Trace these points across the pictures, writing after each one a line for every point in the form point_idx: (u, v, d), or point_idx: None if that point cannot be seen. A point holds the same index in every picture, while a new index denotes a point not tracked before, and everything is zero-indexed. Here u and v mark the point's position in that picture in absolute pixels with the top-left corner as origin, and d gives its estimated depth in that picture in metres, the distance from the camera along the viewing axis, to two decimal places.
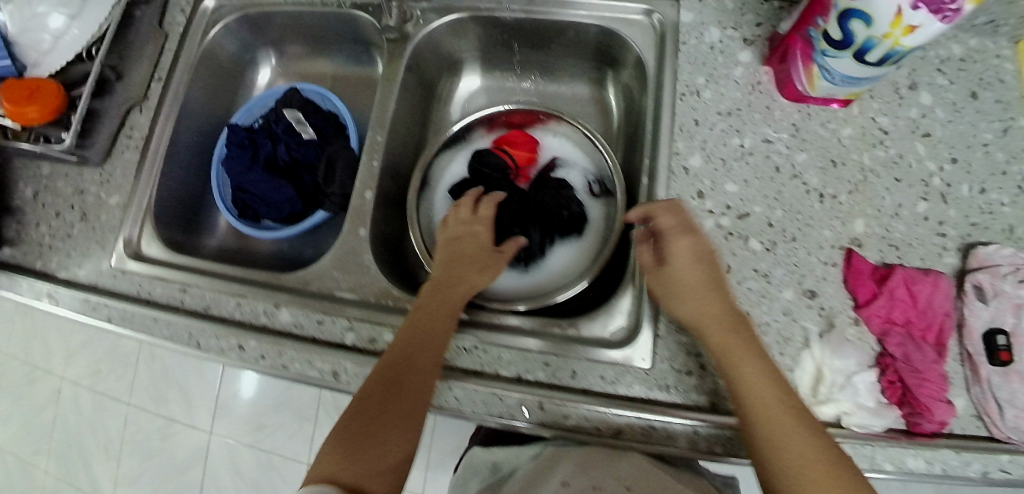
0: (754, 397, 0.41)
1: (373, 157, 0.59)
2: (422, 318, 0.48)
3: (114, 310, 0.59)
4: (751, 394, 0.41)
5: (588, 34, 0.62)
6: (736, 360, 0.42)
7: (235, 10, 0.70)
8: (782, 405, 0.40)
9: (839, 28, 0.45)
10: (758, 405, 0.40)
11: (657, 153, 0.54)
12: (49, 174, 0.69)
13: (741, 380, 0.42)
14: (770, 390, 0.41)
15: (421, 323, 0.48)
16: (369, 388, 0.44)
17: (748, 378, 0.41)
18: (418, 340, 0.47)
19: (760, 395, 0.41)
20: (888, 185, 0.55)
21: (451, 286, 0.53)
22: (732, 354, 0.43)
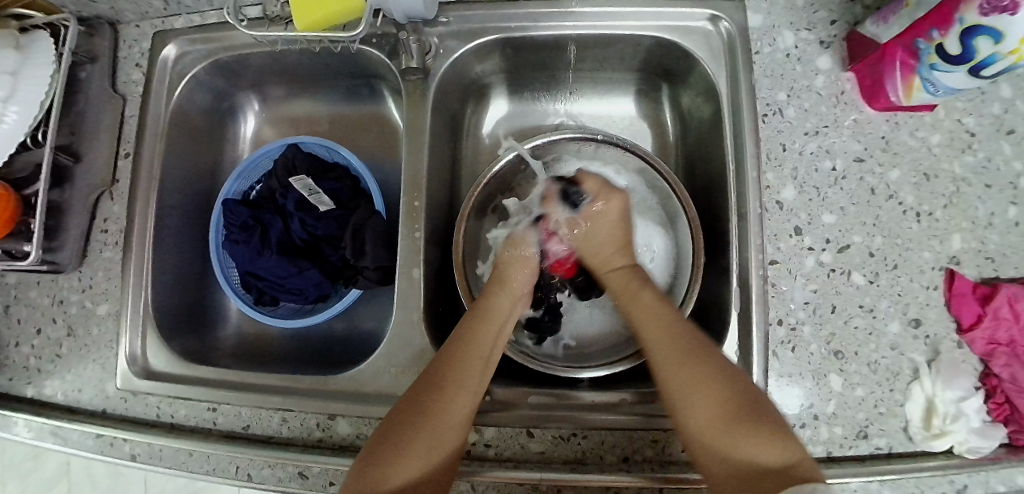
0: (685, 392, 0.41)
1: (416, 230, 0.53)
2: (458, 364, 0.44)
3: (137, 446, 0.51)
4: (688, 393, 0.41)
5: (640, 46, 0.56)
6: (669, 355, 0.44)
7: (203, 57, 0.59)
8: (722, 386, 0.41)
9: (959, 42, 0.40)
10: (682, 390, 0.41)
11: (745, 188, 0.50)
12: (14, 283, 0.57)
13: (669, 364, 0.43)
14: (702, 372, 0.42)
15: (447, 370, 0.44)
16: (403, 409, 0.42)
17: (679, 366, 0.42)
18: (455, 387, 0.43)
19: (688, 381, 0.41)
20: (979, 193, 0.52)
21: (490, 329, 0.48)
22: (677, 344, 0.44)
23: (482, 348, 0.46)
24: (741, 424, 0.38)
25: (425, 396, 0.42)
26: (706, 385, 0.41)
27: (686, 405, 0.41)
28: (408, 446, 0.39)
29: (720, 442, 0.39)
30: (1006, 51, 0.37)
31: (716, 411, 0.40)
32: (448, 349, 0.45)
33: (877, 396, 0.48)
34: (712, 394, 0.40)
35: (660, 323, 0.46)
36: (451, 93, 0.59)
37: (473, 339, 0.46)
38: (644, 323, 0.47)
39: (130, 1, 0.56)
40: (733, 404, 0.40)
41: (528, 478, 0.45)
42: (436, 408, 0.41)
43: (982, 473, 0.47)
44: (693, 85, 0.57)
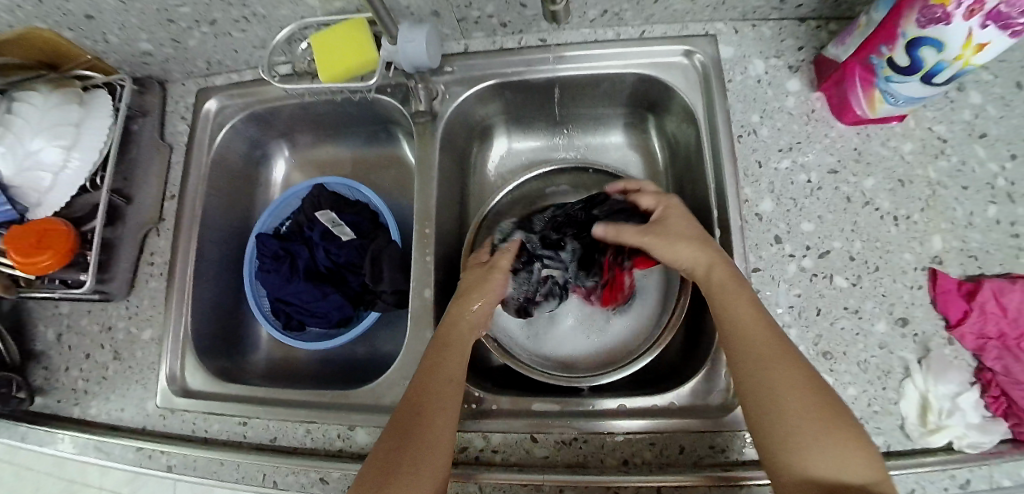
0: (777, 390, 0.40)
1: (427, 252, 0.58)
2: (425, 405, 0.44)
3: (174, 457, 0.56)
4: (778, 387, 0.40)
5: (625, 82, 0.62)
6: (768, 360, 0.41)
7: (240, 110, 0.67)
8: (816, 388, 0.40)
9: (906, 55, 0.44)
10: (773, 391, 0.40)
11: (726, 202, 0.54)
12: (69, 313, 0.64)
13: (776, 360, 0.41)
14: (805, 371, 0.41)
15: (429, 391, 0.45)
16: (379, 458, 0.41)
17: (771, 360, 0.41)
18: (427, 426, 0.43)
19: (772, 379, 0.40)
20: (956, 195, 0.54)
21: (458, 341, 0.50)
22: (757, 343, 0.42)
23: (450, 379, 0.47)
24: (829, 430, 0.38)
25: (398, 440, 0.42)
26: (796, 383, 0.40)
27: (775, 400, 0.40)
28: (390, 492, 0.39)
29: (790, 453, 0.38)
30: (951, 58, 0.41)
31: (806, 417, 0.39)
32: (413, 392, 0.45)
33: (871, 395, 0.49)
34: (801, 401, 0.39)
35: (751, 326, 0.43)
36: (459, 132, 0.65)
37: (439, 372, 0.47)
38: (744, 322, 0.44)
39: (178, 63, 0.65)
40: (828, 407, 0.39)
41: (533, 479, 0.48)
42: (410, 453, 0.41)
43: (984, 468, 0.48)
44: (674, 112, 0.62)
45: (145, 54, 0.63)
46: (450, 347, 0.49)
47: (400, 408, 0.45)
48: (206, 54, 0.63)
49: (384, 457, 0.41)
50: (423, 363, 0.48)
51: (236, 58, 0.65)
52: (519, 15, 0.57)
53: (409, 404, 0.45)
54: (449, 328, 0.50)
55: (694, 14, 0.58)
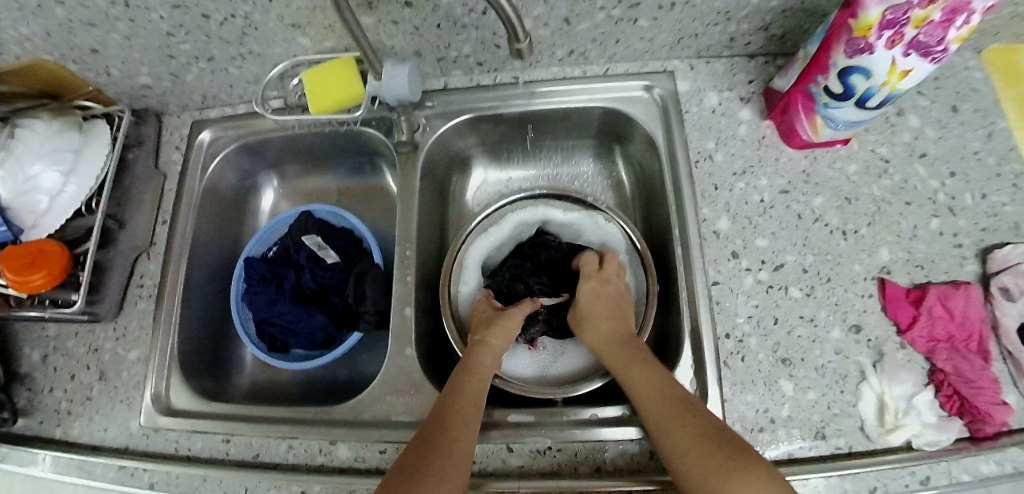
0: (681, 456, 0.42)
1: (407, 270, 0.61)
2: (445, 442, 0.45)
3: (157, 473, 0.56)
4: (679, 451, 0.43)
5: (591, 115, 0.67)
6: (660, 419, 0.45)
7: (232, 141, 0.71)
8: (711, 451, 0.41)
9: (839, 82, 0.49)
10: (668, 446, 0.44)
11: (687, 220, 0.58)
12: (57, 335, 0.65)
13: (665, 424, 0.45)
14: (696, 427, 0.43)
15: (446, 425, 0.46)
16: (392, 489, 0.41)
17: (672, 422, 0.44)
18: (448, 462, 0.44)
19: (679, 446, 0.43)
20: (900, 210, 0.58)
21: (480, 376, 0.52)
22: (661, 408, 0.46)
23: (472, 415, 0.48)
24: (739, 474, 0.39)
25: (412, 470, 0.43)
26: (698, 441, 0.42)
27: (687, 461, 0.42)
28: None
29: (720, 490, 0.39)
30: (880, 82, 0.47)
31: (717, 462, 0.40)
32: (431, 425, 0.47)
33: (830, 398, 0.51)
34: (703, 452, 0.41)
35: (644, 399, 0.47)
36: (438, 162, 0.69)
37: (457, 404, 0.49)
38: (638, 389, 0.48)
39: (176, 97, 0.69)
40: (728, 453, 0.41)
41: (508, 487, 0.49)
42: (430, 482, 0.42)
43: (943, 465, 0.50)
44: (637, 140, 0.67)
45: (144, 88, 0.67)
46: (472, 380, 0.51)
47: (415, 444, 0.46)
48: (204, 89, 0.68)
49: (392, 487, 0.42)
50: (443, 395, 0.50)
51: (230, 93, 0.69)
52: (493, 54, 0.62)
53: (420, 442, 0.45)
54: (468, 365, 0.53)
55: (653, 52, 0.63)
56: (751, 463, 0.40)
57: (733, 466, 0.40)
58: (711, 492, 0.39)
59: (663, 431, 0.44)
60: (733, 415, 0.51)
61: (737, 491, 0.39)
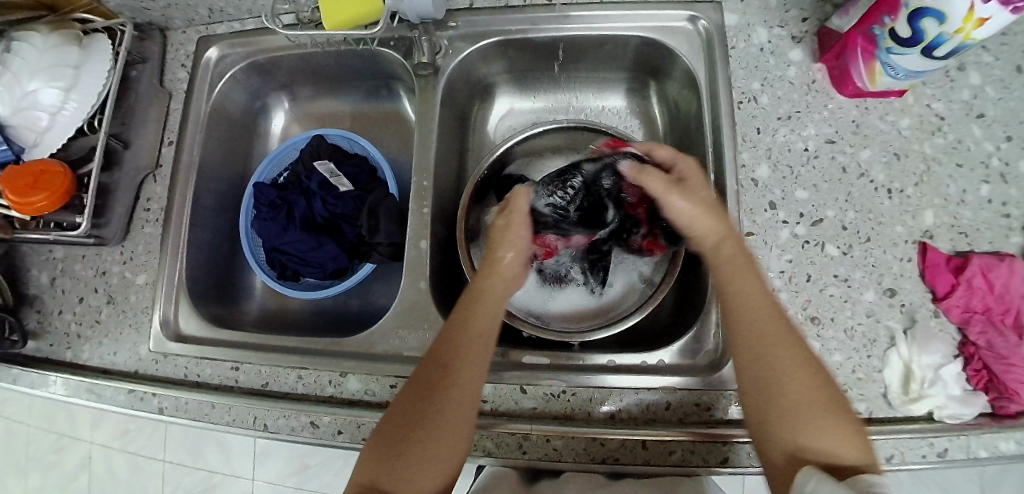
0: (785, 376, 0.41)
1: (423, 205, 0.58)
2: (454, 368, 0.44)
3: (165, 400, 0.56)
4: (790, 372, 0.41)
5: (628, 45, 0.62)
6: (765, 331, 0.43)
7: (241, 59, 0.67)
8: (826, 389, 0.40)
9: (908, 25, 0.45)
10: (764, 363, 0.42)
11: (723, 168, 0.55)
12: (63, 257, 0.64)
13: (781, 347, 0.42)
14: (803, 356, 0.42)
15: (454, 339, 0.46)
16: (404, 409, 0.43)
17: (766, 337, 0.43)
18: (451, 388, 0.43)
19: (792, 367, 0.41)
20: (950, 172, 0.54)
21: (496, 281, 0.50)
22: (766, 335, 0.43)
23: (483, 341, 0.46)
24: (830, 415, 0.39)
25: (422, 395, 0.43)
26: (804, 369, 0.41)
27: (797, 391, 0.40)
28: (411, 458, 0.41)
29: (788, 427, 0.39)
30: (952, 30, 0.42)
31: (818, 393, 0.40)
32: (448, 333, 0.47)
33: (855, 361, 0.50)
34: (810, 374, 0.41)
35: (756, 305, 0.44)
36: (459, 88, 0.65)
37: (465, 333, 0.46)
38: (748, 311, 0.44)
39: (180, 10, 0.64)
40: (829, 391, 0.40)
41: (521, 428, 0.49)
42: (436, 413, 0.42)
43: (962, 439, 0.48)
44: (675, 77, 0.63)
45: None
46: (485, 305, 0.48)
47: (421, 377, 0.45)
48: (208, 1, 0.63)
49: (401, 418, 0.43)
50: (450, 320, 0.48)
51: (239, 6, 0.64)
52: None
53: (428, 373, 0.45)
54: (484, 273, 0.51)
55: None
56: (838, 410, 0.39)
57: (829, 403, 0.40)
58: (783, 422, 0.39)
59: (783, 353, 0.42)
60: None
61: (826, 429, 0.38)
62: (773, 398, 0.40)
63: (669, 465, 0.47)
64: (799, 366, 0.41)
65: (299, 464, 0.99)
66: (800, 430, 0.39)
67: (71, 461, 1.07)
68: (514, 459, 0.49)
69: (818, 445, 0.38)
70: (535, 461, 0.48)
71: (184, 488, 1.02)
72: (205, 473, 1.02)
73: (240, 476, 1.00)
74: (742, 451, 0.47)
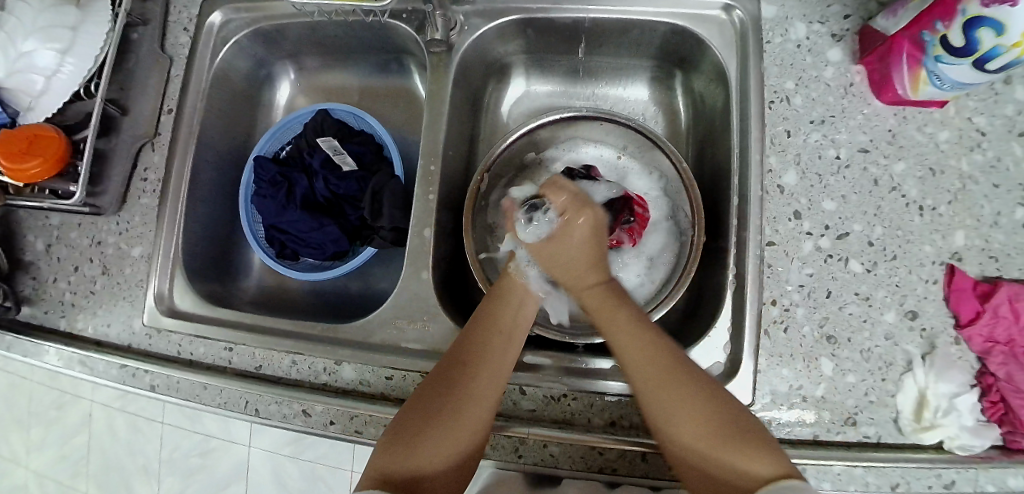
0: (672, 412, 0.39)
1: (429, 191, 0.56)
2: (475, 363, 0.44)
3: (157, 377, 0.55)
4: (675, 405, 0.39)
5: (655, 32, 0.58)
6: (643, 376, 0.41)
7: (246, 25, 0.63)
8: (716, 419, 0.39)
9: (962, 34, 0.41)
10: (664, 403, 0.40)
11: (748, 173, 0.52)
12: (59, 224, 0.62)
13: (651, 385, 0.41)
14: (694, 392, 0.40)
15: (473, 348, 0.45)
16: (415, 403, 0.42)
17: (658, 377, 0.41)
18: (470, 384, 0.43)
19: (677, 403, 0.39)
20: (986, 192, 0.51)
21: (509, 311, 0.48)
22: (654, 377, 0.41)
23: (504, 343, 0.46)
24: (742, 440, 0.37)
25: (440, 388, 0.43)
26: (692, 406, 0.39)
27: (675, 424, 0.39)
28: (422, 442, 0.39)
29: (710, 456, 0.38)
30: (1010, 43, 0.39)
31: (704, 427, 0.38)
32: (468, 339, 0.46)
33: (868, 384, 0.48)
34: (698, 414, 0.39)
35: (638, 347, 0.42)
36: (473, 69, 0.62)
37: (491, 329, 0.46)
38: (634, 358, 0.42)
39: None
40: (733, 427, 0.38)
41: (518, 432, 0.48)
42: (438, 409, 0.41)
43: (971, 472, 0.47)
44: (704, 70, 0.59)
45: None
46: (511, 306, 0.49)
47: (441, 370, 0.44)
48: None
49: (420, 402, 0.42)
50: (474, 319, 0.48)
51: None
52: None
53: (450, 365, 0.44)
54: (496, 301, 0.49)
55: None
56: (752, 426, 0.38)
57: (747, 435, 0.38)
58: (703, 472, 0.38)
59: (649, 395, 0.41)
60: (763, 388, 0.48)
61: (740, 456, 0.37)
62: (668, 432, 0.40)
63: (666, 478, 0.47)
64: (693, 404, 0.39)
65: (295, 435, 0.99)
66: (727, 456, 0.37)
67: (72, 418, 1.07)
68: (509, 462, 0.48)
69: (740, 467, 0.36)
70: (530, 466, 0.47)
71: (179, 451, 1.02)
72: (201, 437, 1.02)
73: (237, 443, 1.01)
74: None
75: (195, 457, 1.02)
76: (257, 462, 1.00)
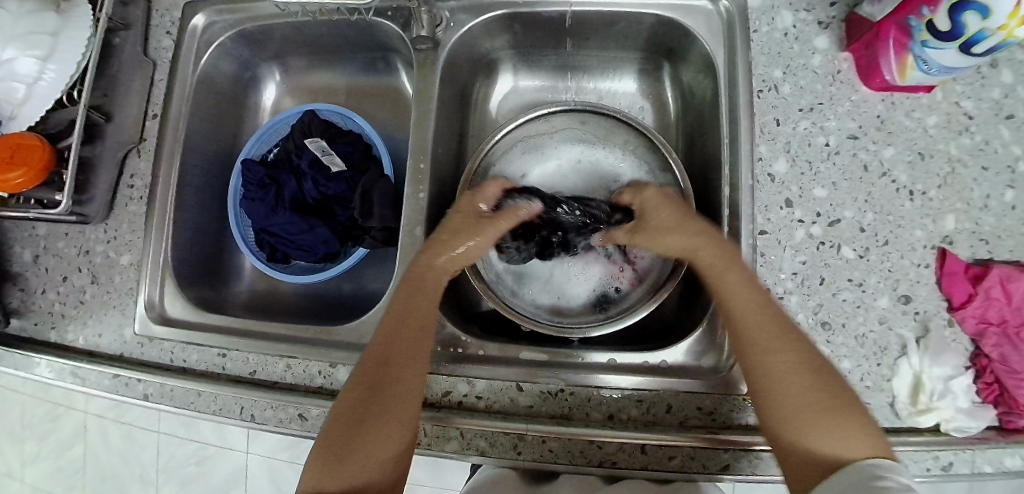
0: (773, 376, 0.39)
1: (420, 190, 0.55)
2: (393, 361, 0.42)
3: (150, 386, 0.55)
4: (782, 371, 0.38)
5: (642, 24, 0.58)
6: (756, 332, 0.40)
7: (230, 27, 0.62)
8: (823, 380, 0.38)
9: (948, 19, 0.41)
10: (766, 366, 0.39)
11: (738, 162, 0.52)
12: (46, 234, 0.61)
13: (773, 345, 0.39)
14: (795, 354, 0.39)
15: (395, 347, 0.43)
16: (344, 413, 0.40)
17: (773, 338, 0.40)
18: (399, 383, 0.42)
19: (786, 372, 0.38)
20: (975, 176, 0.51)
21: (427, 294, 0.47)
22: (762, 327, 0.41)
23: (424, 334, 0.45)
24: (843, 414, 0.36)
25: (371, 392, 0.41)
26: (807, 371, 0.38)
27: (779, 391, 0.38)
28: (360, 454, 0.39)
29: (796, 431, 0.37)
30: (995, 27, 0.39)
31: (818, 398, 0.37)
32: (387, 335, 0.44)
33: (864, 369, 0.48)
34: (801, 383, 0.38)
35: (747, 303, 0.42)
36: (460, 66, 0.62)
37: (400, 323, 0.44)
38: (734, 302, 0.42)
39: None
40: (834, 392, 0.37)
41: (515, 428, 0.47)
42: (375, 417, 0.40)
43: (969, 453, 0.47)
44: (692, 61, 0.59)
45: None
46: (423, 289, 0.47)
47: (363, 371, 0.42)
48: None
49: (349, 409, 0.40)
50: (389, 312, 0.45)
51: None
52: None
53: (374, 360, 0.42)
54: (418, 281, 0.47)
55: None
56: (855, 404, 0.37)
57: (840, 406, 0.37)
58: (789, 443, 0.37)
59: (766, 352, 0.39)
60: None
61: (834, 432, 0.35)
62: (768, 397, 0.38)
63: (666, 471, 0.46)
64: (797, 373, 0.38)
65: (294, 440, 0.99)
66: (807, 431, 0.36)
67: (67, 430, 1.06)
68: (508, 459, 0.48)
69: (826, 446, 0.35)
70: (528, 462, 0.47)
71: (177, 460, 1.02)
72: (199, 445, 1.01)
73: (235, 449, 1.00)
74: (744, 458, 0.46)
75: (193, 465, 1.01)
76: (256, 468, 0.99)
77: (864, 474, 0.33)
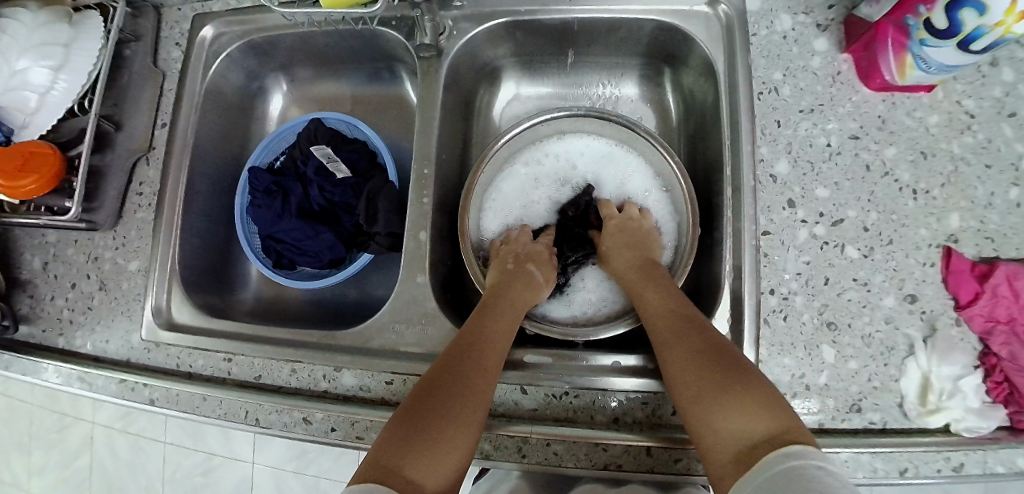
0: (676, 363, 0.42)
1: (424, 195, 0.56)
2: (477, 356, 0.44)
3: (156, 390, 0.55)
4: (684, 367, 0.42)
5: (643, 29, 0.59)
6: (661, 328, 0.46)
7: (237, 38, 0.64)
8: (720, 368, 0.40)
9: (945, 16, 0.42)
10: (670, 357, 0.43)
11: (740, 163, 0.52)
12: (56, 241, 0.62)
13: (667, 340, 0.44)
14: (699, 346, 0.42)
15: (478, 343, 0.45)
16: (416, 400, 0.41)
17: (669, 329, 0.45)
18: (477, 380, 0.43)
19: (687, 360, 0.42)
20: (978, 174, 0.51)
21: (505, 306, 0.51)
22: (671, 325, 0.45)
23: (502, 342, 0.47)
24: (752, 401, 0.37)
25: (442, 380, 0.42)
26: (697, 361, 0.41)
27: (676, 377, 0.42)
28: (431, 440, 0.38)
29: (701, 413, 0.39)
30: (992, 23, 0.39)
31: (716, 382, 0.39)
32: (465, 336, 0.46)
33: (871, 369, 0.48)
34: (707, 370, 0.40)
35: (657, 304, 0.48)
36: (464, 73, 0.63)
37: (485, 330, 0.47)
38: (646, 304, 0.49)
39: None
40: (739, 380, 0.39)
41: (520, 431, 0.47)
42: (447, 406, 0.40)
43: (980, 454, 0.46)
44: (692, 65, 0.60)
45: None
46: (504, 308, 0.50)
47: (443, 361, 0.44)
48: None
49: (424, 398, 0.41)
50: (475, 315, 0.49)
51: None
52: None
53: (457, 352, 0.45)
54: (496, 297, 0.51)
55: None
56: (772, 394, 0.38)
57: (748, 392, 0.38)
58: (703, 426, 0.39)
59: (664, 346, 0.44)
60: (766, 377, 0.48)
61: (740, 410, 0.37)
62: (673, 389, 0.42)
63: (672, 473, 0.46)
64: (699, 361, 0.41)
65: (298, 450, 0.99)
66: (711, 414, 0.38)
67: (73, 440, 1.06)
68: (513, 462, 0.47)
69: (731, 425, 0.37)
70: (533, 465, 0.47)
71: (183, 470, 1.01)
72: (205, 455, 1.01)
73: (240, 459, 1.00)
74: None
75: (198, 475, 1.01)
76: (261, 479, 0.99)
77: (775, 458, 0.33)
